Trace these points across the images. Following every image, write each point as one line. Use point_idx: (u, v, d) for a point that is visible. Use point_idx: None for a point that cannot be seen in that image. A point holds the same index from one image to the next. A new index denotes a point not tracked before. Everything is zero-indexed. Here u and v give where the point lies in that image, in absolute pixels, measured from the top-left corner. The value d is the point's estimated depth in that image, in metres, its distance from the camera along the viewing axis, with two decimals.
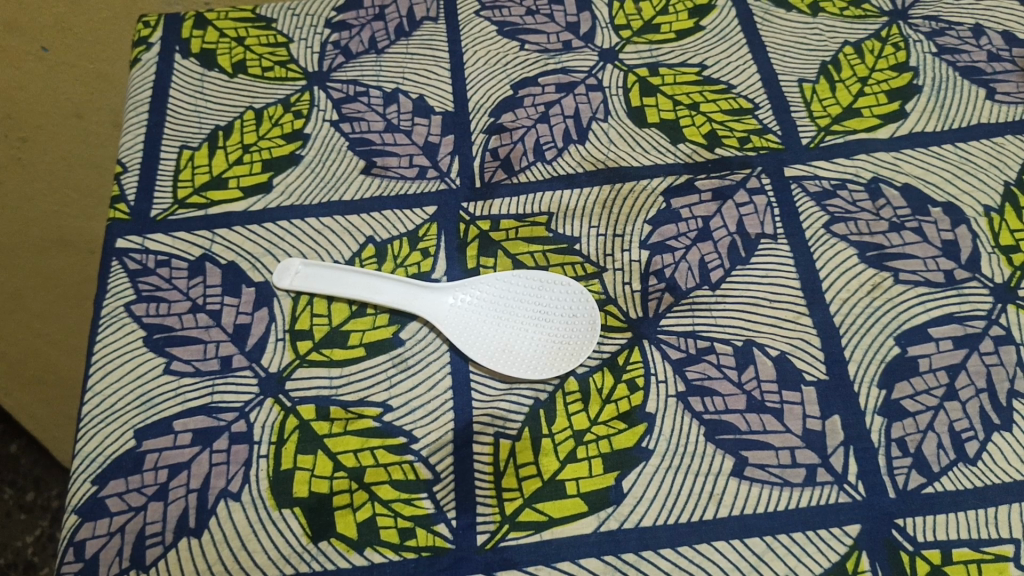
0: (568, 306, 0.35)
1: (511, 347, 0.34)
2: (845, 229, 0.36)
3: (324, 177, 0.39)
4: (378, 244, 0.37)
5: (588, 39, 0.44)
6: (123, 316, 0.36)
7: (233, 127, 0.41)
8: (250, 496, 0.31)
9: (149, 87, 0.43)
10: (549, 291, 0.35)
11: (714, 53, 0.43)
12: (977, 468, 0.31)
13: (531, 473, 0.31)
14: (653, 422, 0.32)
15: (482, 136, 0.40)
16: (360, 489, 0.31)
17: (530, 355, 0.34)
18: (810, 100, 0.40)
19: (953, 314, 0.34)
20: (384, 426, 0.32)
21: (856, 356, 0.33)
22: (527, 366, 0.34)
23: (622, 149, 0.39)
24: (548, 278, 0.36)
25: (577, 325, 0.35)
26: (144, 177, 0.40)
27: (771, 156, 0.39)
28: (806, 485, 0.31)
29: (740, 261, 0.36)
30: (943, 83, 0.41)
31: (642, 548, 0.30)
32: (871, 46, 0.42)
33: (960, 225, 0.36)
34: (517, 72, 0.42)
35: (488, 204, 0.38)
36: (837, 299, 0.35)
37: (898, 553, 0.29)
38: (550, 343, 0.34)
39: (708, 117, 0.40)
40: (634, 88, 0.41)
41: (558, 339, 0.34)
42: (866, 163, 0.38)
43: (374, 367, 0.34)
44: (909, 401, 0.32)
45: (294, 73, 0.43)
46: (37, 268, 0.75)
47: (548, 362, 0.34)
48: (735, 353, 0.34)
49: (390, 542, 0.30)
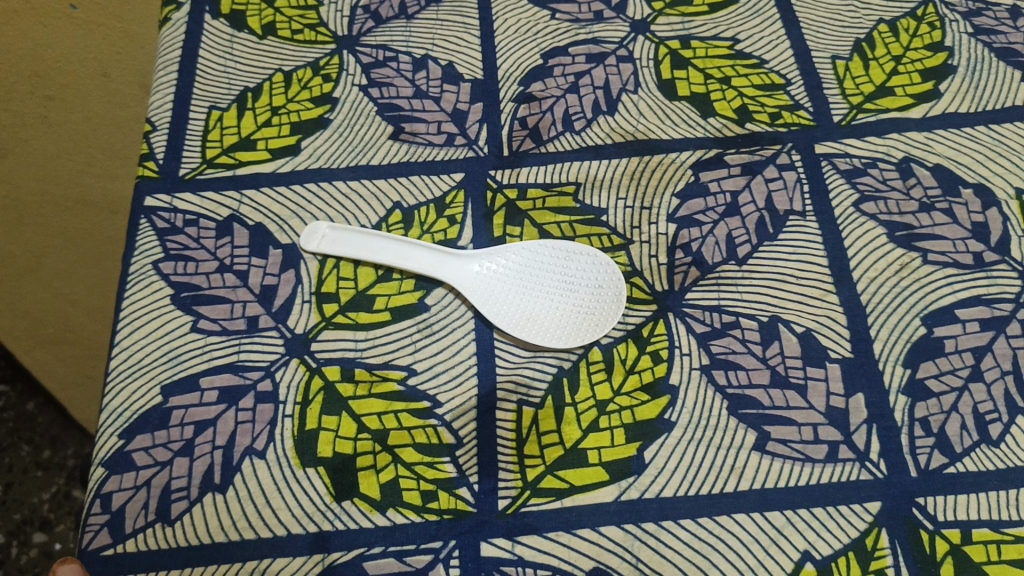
0: (594, 277, 0.35)
1: (536, 316, 0.34)
2: (875, 208, 0.36)
3: (353, 141, 0.39)
4: (405, 210, 0.37)
5: (619, 9, 0.43)
6: (151, 274, 0.36)
7: (262, 89, 0.41)
8: (275, 454, 0.32)
9: (179, 46, 0.43)
10: (575, 262, 0.35)
11: (747, 26, 0.42)
12: (1000, 450, 0.31)
13: (553, 441, 0.32)
14: (676, 395, 0.32)
15: (511, 105, 0.40)
16: (384, 452, 0.31)
17: (555, 325, 0.34)
18: (843, 77, 0.40)
19: (981, 296, 0.34)
20: (408, 390, 0.33)
21: (882, 335, 0.33)
22: (551, 335, 0.34)
23: (652, 121, 0.39)
24: (575, 249, 0.35)
25: (603, 296, 0.35)
26: (173, 137, 0.40)
27: (802, 133, 0.38)
28: (828, 461, 0.31)
29: (767, 237, 0.36)
30: (979, 64, 0.40)
31: (662, 518, 0.30)
32: (906, 25, 0.42)
33: (991, 207, 0.36)
34: (547, 41, 0.42)
35: (516, 172, 0.38)
36: (865, 278, 0.35)
37: (918, 531, 0.29)
38: (574, 313, 0.34)
39: (740, 91, 0.40)
40: (665, 60, 0.41)
41: (584, 311, 0.34)
42: (898, 142, 0.38)
43: (400, 332, 0.34)
44: (934, 381, 0.32)
45: (324, 36, 0.43)
46: (63, 244, 0.74)
47: (573, 332, 0.34)
48: (761, 329, 0.34)
49: (412, 504, 0.30)
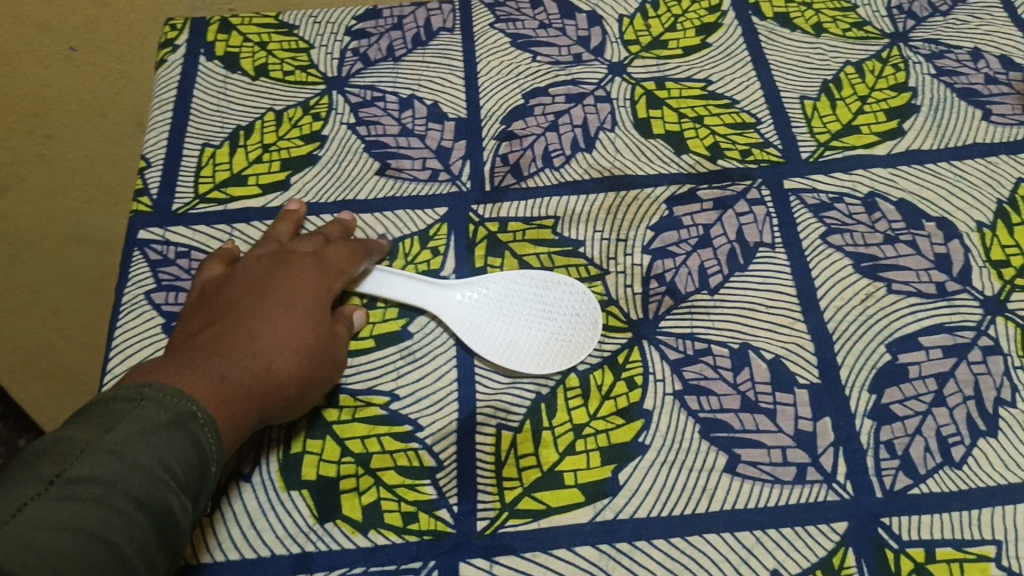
0: (571, 306, 0.36)
1: (516, 343, 0.35)
2: (841, 240, 0.38)
3: (341, 177, 0.41)
4: (390, 242, 0.39)
5: (597, 52, 0.45)
6: (143, 304, 0.37)
7: (253, 127, 0.43)
8: (260, 477, 0.33)
9: (174, 87, 0.44)
10: (553, 291, 0.36)
11: (720, 69, 0.44)
12: (963, 471, 0.32)
13: (531, 464, 0.33)
14: (649, 419, 0.33)
15: (493, 142, 0.42)
16: (366, 474, 0.32)
17: (533, 353, 0.35)
18: (811, 117, 0.42)
19: (944, 324, 0.35)
20: (390, 415, 0.34)
21: (848, 361, 0.35)
22: (530, 362, 0.35)
23: (628, 157, 0.41)
24: (552, 279, 0.37)
25: (579, 324, 0.36)
26: (167, 173, 0.41)
27: (772, 169, 0.40)
28: (796, 482, 0.32)
29: (738, 268, 0.37)
30: (941, 104, 0.42)
31: (636, 538, 0.31)
32: (872, 66, 0.44)
33: (953, 239, 0.38)
34: (529, 82, 0.44)
35: (497, 207, 0.40)
36: (832, 307, 0.36)
37: (883, 550, 0.30)
38: (553, 341, 0.35)
39: (712, 130, 0.41)
40: (641, 101, 0.43)
41: (561, 338, 0.35)
42: (864, 178, 0.39)
43: (383, 359, 0.35)
44: (899, 406, 0.33)
45: (314, 77, 0.45)
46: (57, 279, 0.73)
47: (551, 359, 0.35)
48: (732, 355, 0.35)
49: (394, 525, 0.31)
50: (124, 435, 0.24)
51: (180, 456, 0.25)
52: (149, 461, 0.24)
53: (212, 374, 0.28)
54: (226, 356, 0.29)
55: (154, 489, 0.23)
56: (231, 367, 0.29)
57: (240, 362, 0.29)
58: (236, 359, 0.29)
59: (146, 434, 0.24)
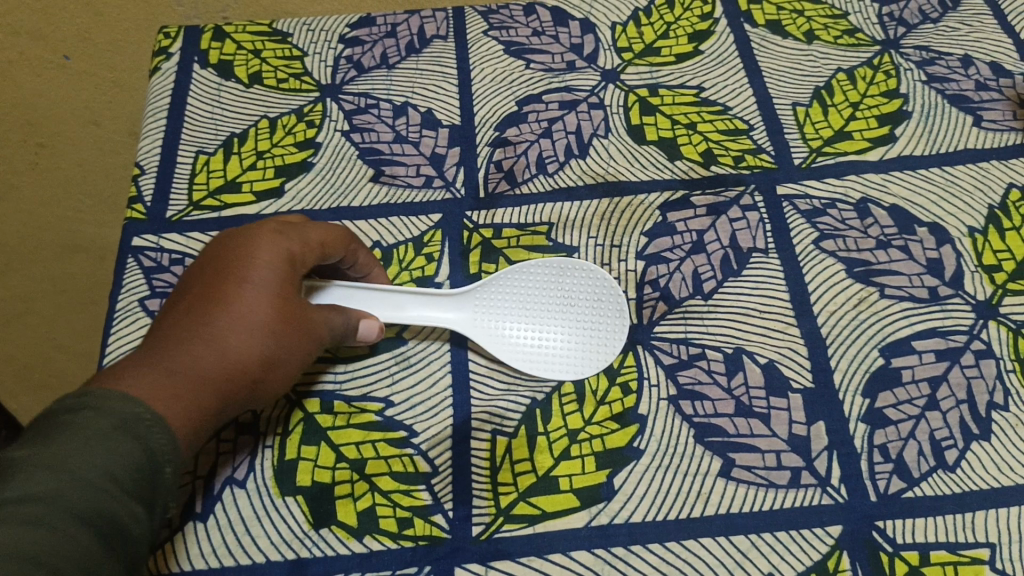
0: (590, 290, 0.36)
1: (545, 343, 0.35)
2: (834, 245, 0.38)
3: (335, 184, 0.41)
4: (384, 249, 0.39)
5: (590, 59, 0.45)
6: (137, 311, 0.37)
7: (247, 134, 0.43)
8: (255, 484, 0.33)
9: (168, 95, 0.44)
10: (568, 277, 0.36)
11: (712, 76, 0.44)
12: (956, 475, 0.32)
13: (526, 469, 0.33)
14: (644, 424, 0.34)
15: (487, 149, 0.42)
16: (361, 480, 0.32)
17: (564, 351, 0.35)
18: (804, 123, 0.42)
19: (936, 328, 0.35)
20: (384, 420, 0.34)
21: (841, 366, 0.35)
22: (564, 363, 0.35)
23: (622, 164, 0.41)
24: (568, 265, 0.36)
25: (603, 309, 0.36)
26: (161, 180, 0.41)
27: (764, 175, 0.40)
28: (791, 486, 0.32)
29: (731, 273, 0.37)
30: (932, 110, 0.42)
31: (631, 543, 0.31)
32: (863, 74, 0.44)
33: (945, 244, 0.38)
34: (522, 89, 0.44)
35: (491, 214, 0.40)
36: (825, 312, 0.36)
37: (878, 553, 0.31)
38: (582, 333, 0.35)
39: (705, 136, 0.42)
40: (634, 107, 0.43)
41: (588, 328, 0.35)
42: (856, 184, 0.40)
43: (378, 365, 0.35)
44: (892, 410, 0.34)
45: (308, 85, 0.45)
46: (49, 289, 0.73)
47: (587, 355, 0.35)
48: (726, 360, 0.35)
49: (389, 531, 0.31)
50: (71, 451, 0.23)
51: (134, 466, 0.24)
52: (98, 477, 0.23)
53: (164, 368, 0.27)
54: (183, 342, 0.28)
55: (99, 504, 0.23)
56: (188, 355, 0.28)
57: (197, 347, 0.28)
58: (191, 347, 0.28)
59: (90, 444, 0.24)
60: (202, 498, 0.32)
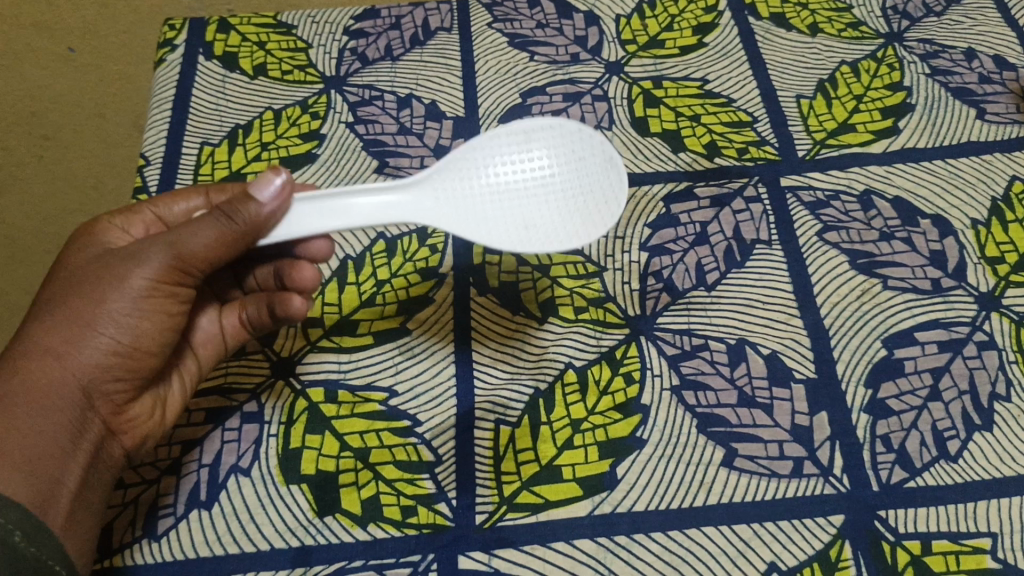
0: (566, 150, 0.32)
1: (532, 223, 0.31)
2: (837, 237, 0.38)
3: (339, 175, 0.41)
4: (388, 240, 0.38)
5: (595, 51, 0.45)
6: None
7: (252, 126, 0.43)
8: (259, 472, 0.33)
9: (173, 86, 0.45)
10: (535, 139, 0.32)
11: (716, 68, 0.44)
12: (958, 465, 0.32)
13: (530, 458, 0.33)
14: (647, 414, 0.34)
15: None
16: (365, 469, 0.33)
17: (556, 226, 0.31)
18: (807, 115, 0.42)
19: (939, 319, 0.36)
20: (389, 410, 0.34)
21: (844, 356, 0.35)
22: (561, 238, 0.31)
23: (625, 156, 0.41)
24: (532, 127, 0.31)
25: (586, 168, 0.32)
26: (166, 172, 0.41)
27: (768, 167, 0.40)
28: (793, 476, 0.32)
29: (734, 264, 0.37)
30: (935, 103, 0.42)
31: (634, 531, 0.31)
32: (867, 66, 0.44)
33: (948, 236, 0.38)
34: (526, 81, 0.44)
35: None
36: (828, 303, 0.36)
37: (879, 543, 0.31)
38: (570, 202, 0.32)
39: (709, 128, 0.42)
40: (638, 99, 0.43)
41: (574, 194, 0.32)
42: (859, 175, 0.40)
43: (382, 355, 0.35)
44: (894, 400, 0.34)
45: (312, 76, 0.45)
46: None
47: (581, 224, 0.32)
48: (729, 351, 0.35)
49: (393, 519, 0.32)
50: None
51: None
52: None
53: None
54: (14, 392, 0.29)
55: None
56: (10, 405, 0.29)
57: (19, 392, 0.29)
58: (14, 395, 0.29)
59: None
60: (172, 491, 0.32)
